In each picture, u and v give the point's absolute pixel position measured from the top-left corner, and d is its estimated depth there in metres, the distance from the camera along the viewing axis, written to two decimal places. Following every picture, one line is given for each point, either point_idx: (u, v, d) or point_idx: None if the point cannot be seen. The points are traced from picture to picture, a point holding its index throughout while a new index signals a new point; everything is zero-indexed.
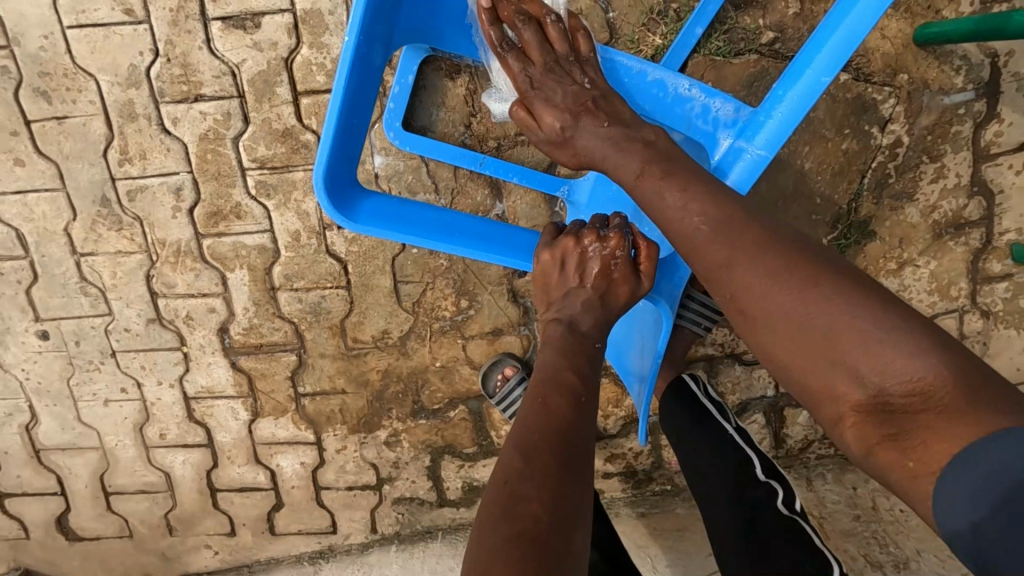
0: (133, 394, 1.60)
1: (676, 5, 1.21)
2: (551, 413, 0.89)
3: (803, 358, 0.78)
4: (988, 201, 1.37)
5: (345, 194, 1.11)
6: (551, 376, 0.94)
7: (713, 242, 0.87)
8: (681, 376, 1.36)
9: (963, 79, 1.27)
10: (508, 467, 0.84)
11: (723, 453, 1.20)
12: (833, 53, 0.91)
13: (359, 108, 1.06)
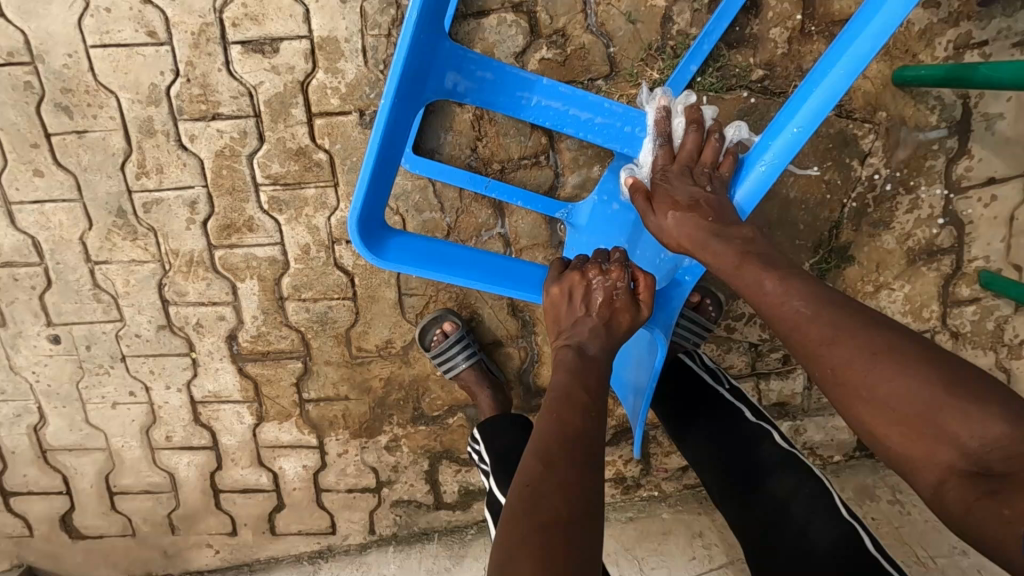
0: (141, 398, 1.65)
1: (673, 42, 1.29)
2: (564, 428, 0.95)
3: (885, 419, 0.77)
4: (959, 230, 1.47)
5: (375, 232, 1.15)
6: (562, 394, 1.00)
7: (813, 317, 0.87)
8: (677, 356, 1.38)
9: (937, 118, 1.36)
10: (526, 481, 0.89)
11: (721, 423, 1.23)
12: (828, 91, 0.99)
13: (391, 154, 1.10)
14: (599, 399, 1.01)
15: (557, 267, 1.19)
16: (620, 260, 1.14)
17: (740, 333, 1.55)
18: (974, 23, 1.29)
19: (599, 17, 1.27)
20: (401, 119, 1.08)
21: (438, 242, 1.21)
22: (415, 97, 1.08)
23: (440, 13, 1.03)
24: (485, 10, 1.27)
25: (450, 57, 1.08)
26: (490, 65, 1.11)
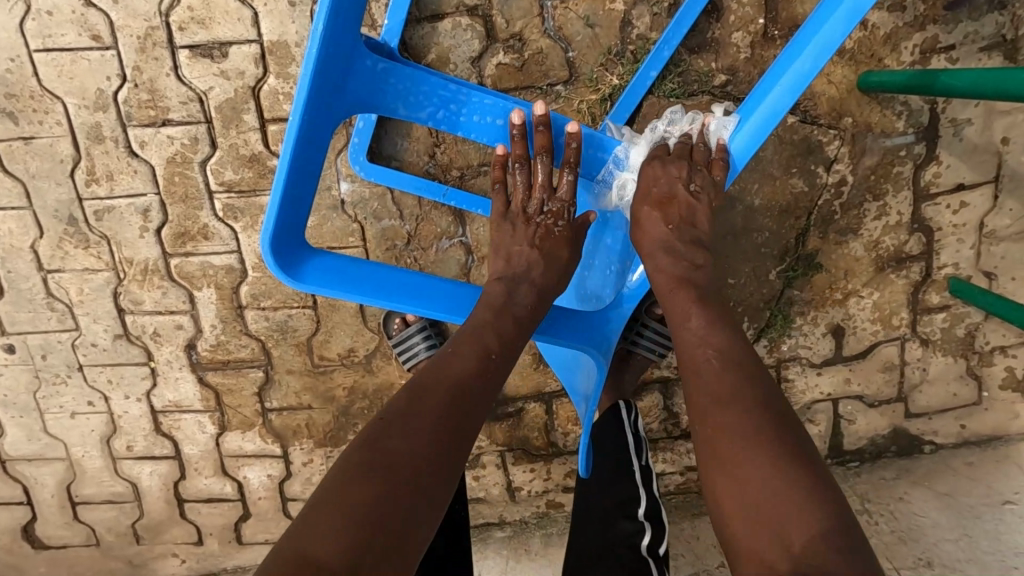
0: (100, 407, 1.62)
1: (633, 47, 1.25)
2: (453, 378, 0.95)
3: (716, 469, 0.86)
4: (928, 238, 1.44)
5: (297, 252, 1.05)
6: (471, 330, 1.03)
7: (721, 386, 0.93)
8: (619, 403, 1.45)
9: (904, 124, 1.34)
10: (387, 434, 0.86)
11: (613, 487, 1.34)
12: (777, 102, 1.01)
13: (307, 167, 1.00)
14: (506, 350, 1.04)
15: (500, 197, 1.20)
16: (568, 188, 1.15)
17: None
18: (941, 27, 1.26)
19: (556, 21, 1.24)
20: (317, 128, 0.98)
21: (363, 262, 1.10)
22: (334, 107, 0.99)
23: (358, 13, 0.95)
24: (440, 13, 1.23)
25: (373, 68, 0.99)
26: (422, 80, 1.02)
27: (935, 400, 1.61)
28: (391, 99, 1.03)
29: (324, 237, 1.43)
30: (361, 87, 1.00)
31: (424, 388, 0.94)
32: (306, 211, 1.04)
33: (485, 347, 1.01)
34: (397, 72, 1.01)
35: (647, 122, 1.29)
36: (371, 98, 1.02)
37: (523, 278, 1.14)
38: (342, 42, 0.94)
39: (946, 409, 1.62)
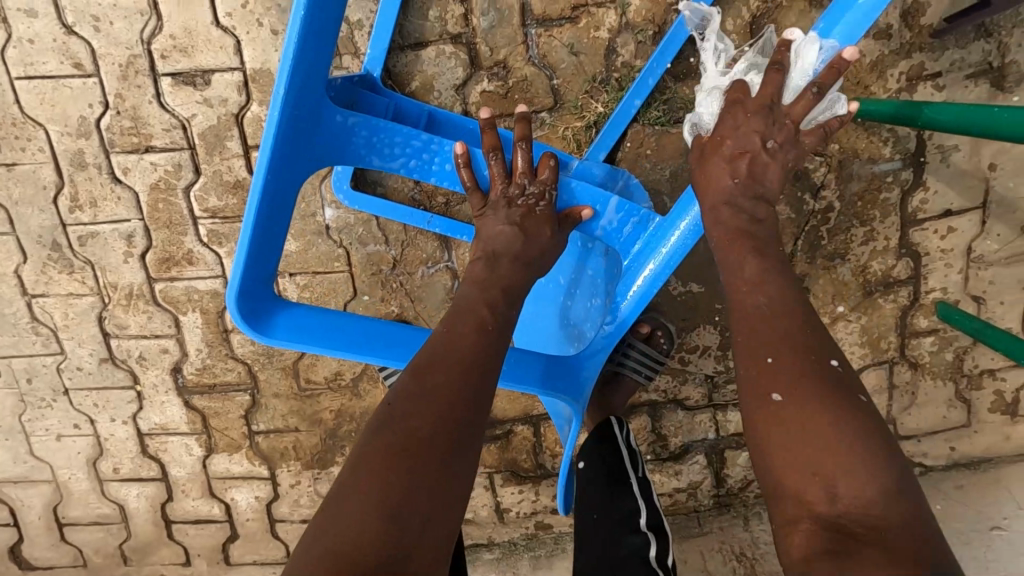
0: (86, 430, 1.61)
1: (617, 75, 1.25)
2: (459, 354, 0.87)
3: (797, 453, 0.76)
4: (915, 262, 1.44)
5: (264, 306, 1.00)
6: (462, 307, 0.95)
7: (808, 367, 0.82)
8: (608, 418, 1.41)
9: (890, 150, 1.33)
10: (402, 419, 0.78)
11: (613, 504, 1.31)
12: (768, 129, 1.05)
13: (274, 219, 0.95)
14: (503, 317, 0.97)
15: (475, 194, 1.06)
16: (550, 171, 1.05)
17: (695, 365, 1.52)
18: (927, 54, 1.25)
19: (540, 49, 1.23)
20: (285, 182, 0.94)
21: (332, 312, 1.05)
22: (302, 160, 0.95)
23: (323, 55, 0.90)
24: (423, 41, 1.22)
25: (343, 123, 0.95)
26: (394, 131, 0.98)
27: (924, 422, 1.60)
28: (360, 151, 0.99)
29: (310, 262, 1.42)
30: (329, 140, 0.96)
31: (427, 365, 0.85)
32: (274, 265, 0.98)
33: (481, 321, 0.93)
34: (368, 125, 0.97)
35: (632, 150, 1.28)
36: (339, 151, 0.98)
37: (501, 258, 1.04)
38: (311, 97, 0.91)
39: (935, 430, 1.61)
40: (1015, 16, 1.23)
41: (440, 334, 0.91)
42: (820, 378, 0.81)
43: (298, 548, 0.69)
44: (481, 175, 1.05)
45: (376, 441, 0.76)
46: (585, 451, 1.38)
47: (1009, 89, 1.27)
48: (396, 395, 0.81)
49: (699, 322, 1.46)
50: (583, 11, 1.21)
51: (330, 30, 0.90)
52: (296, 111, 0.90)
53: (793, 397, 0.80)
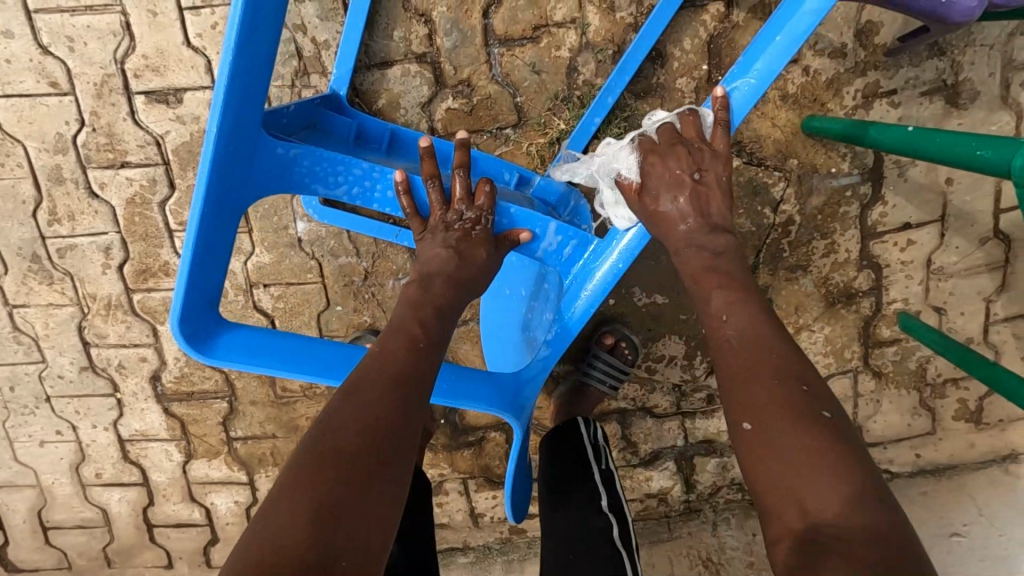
0: (68, 436, 1.65)
1: (579, 92, 1.28)
2: (389, 369, 0.86)
3: (777, 483, 0.74)
4: (877, 274, 1.46)
5: (211, 323, 0.95)
6: (394, 326, 0.93)
7: (775, 399, 0.79)
8: (575, 419, 1.43)
9: (848, 165, 1.36)
10: (330, 440, 0.77)
11: (578, 491, 1.33)
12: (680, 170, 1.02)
13: (215, 248, 0.91)
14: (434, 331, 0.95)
15: (415, 220, 0.99)
16: (486, 197, 0.99)
17: (662, 374, 1.55)
18: (881, 72, 1.28)
19: (503, 68, 1.26)
20: (226, 209, 0.90)
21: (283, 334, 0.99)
22: (241, 184, 0.90)
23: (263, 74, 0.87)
24: (389, 60, 1.25)
25: (283, 152, 0.91)
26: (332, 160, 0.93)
27: (889, 430, 1.63)
28: (302, 180, 0.94)
29: (283, 273, 1.46)
30: (270, 167, 0.92)
31: (356, 384, 0.84)
32: (216, 284, 0.94)
33: (411, 335, 0.91)
34: (310, 154, 0.92)
35: (593, 166, 1.31)
36: (280, 178, 0.93)
37: (435, 277, 0.99)
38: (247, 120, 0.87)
39: (901, 438, 1.64)
40: (967, 35, 1.26)
41: (372, 351, 0.90)
42: (792, 397, 0.78)
43: (227, 568, 0.68)
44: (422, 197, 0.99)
45: (303, 462, 0.75)
46: (551, 443, 1.40)
47: (963, 106, 1.30)
48: (325, 415, 0.81)
49: (664, 332, 1.49)
50: (545, 31, 1.24)
51: (265, 50, 0.86)
52: (232, 136, 0.86)
53: (765, 451, 0.76)
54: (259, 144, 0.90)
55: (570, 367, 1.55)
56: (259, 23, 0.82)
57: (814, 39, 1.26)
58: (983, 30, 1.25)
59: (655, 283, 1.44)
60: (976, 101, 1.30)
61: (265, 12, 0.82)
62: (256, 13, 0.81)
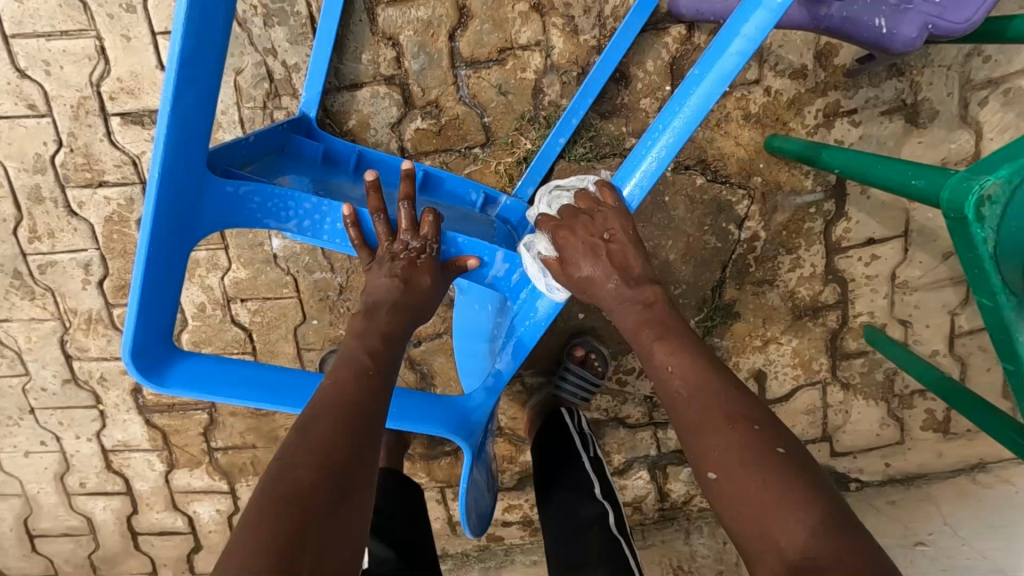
0: (52, 447, 1.68)
1: (545, 113, 1.30)
2: (342, 403, 0.76)
3: (752, 524, 0.70)
4: (842, 288, 1.49)
5: (160, 370, 0.84)
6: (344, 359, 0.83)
7: (736, 458, 0.73)
8: (559, 411, 1.46)
9: (812, 182, 1.39)
10: (286, 480, 0.66)
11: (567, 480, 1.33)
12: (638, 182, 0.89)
13: (162, 295, 0.80)
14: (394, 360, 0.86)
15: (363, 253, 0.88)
16: (432, 227, 0.88)
17: (633, 386, 1.58)
18: (841, 93, 1.31)
19: (470, 89, 1.29)
20: (171, 253, 0.80)
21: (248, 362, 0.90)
22: (184, 210, 0.79)
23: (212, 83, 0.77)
24: (358, 82, 1.28)
25: (233, 190, 0.81)
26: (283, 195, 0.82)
27: (858, 439, 1.66)
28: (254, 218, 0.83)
29: (259, 289, 1.49)
30: (219, 204, 0.82)
31: (308, 422, 0.73)
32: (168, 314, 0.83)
33: (360, 364, 0.82)
34: (262, 190, 0.82)
35: (560, 185, 1.34)
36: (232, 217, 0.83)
37: (381, 306, 0.88)
38: (192, 155, 0.77)
39: (870, 447, 1.66)
40: (925, 56, 1.28)
41: (320, 389, 0.79)
42: (752, 448, 0.73)
43: None
44: (370, 234, 0.88)
45: (255, 511, 0.63)
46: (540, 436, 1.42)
47: (923, 124, 1.33)
48: (278, 457, 0.69)
49: (634, 344, 1.52)
50: (510, 53, 1.26)
51: (210, 77, 0.77)
52: (174, 174, 0.75)
53: (736, 512, 0.72)
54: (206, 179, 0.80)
55: (543, 379, 1.59)
56: (201, 45, 0.74)
57: (774, 60, 1.29)
58: (941, 51, 1.28)
59: None
60: (935, 120, 1.32)
61: (205, 32, 0.74)
62: (197, 35, 0.73)
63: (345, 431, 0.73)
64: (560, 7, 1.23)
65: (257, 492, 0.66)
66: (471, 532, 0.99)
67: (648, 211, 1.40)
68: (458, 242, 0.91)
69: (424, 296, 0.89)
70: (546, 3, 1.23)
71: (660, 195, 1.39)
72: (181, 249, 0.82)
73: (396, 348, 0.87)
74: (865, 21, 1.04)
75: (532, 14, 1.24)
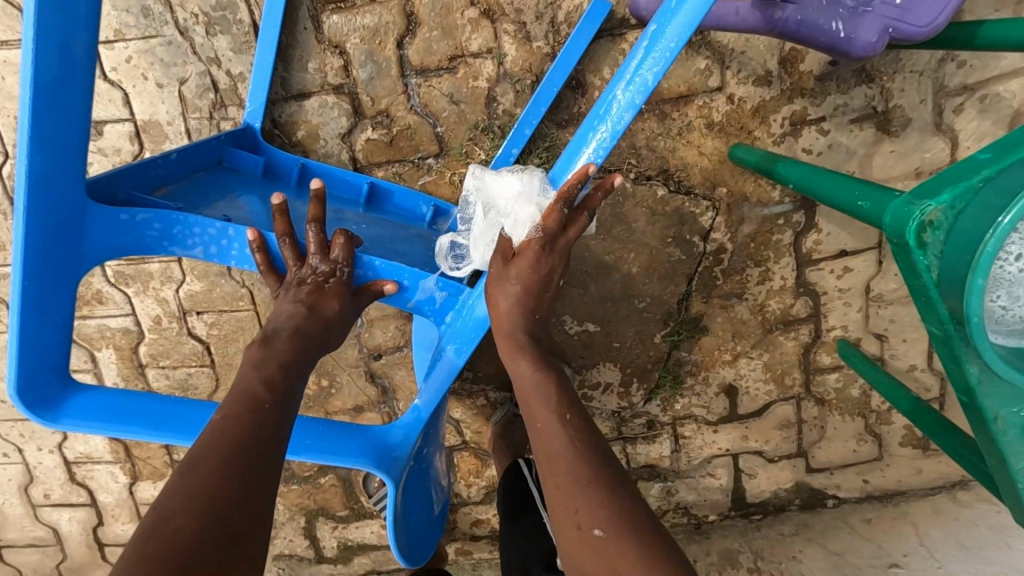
0: (15, 458, 1.67)
1: (499, 122, 1.26)
2: (232, 440, 0.73)
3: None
4: (814, 301, 1.43)
5: (54, 401, 0.84)
6: (238, 392, 0.81)
7: (595, 493, 0.76)
8: (515, 460, 1.41)
9: (780, 192, 1.34)
10: (165, 531, 0.62)
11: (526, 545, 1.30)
12: (602, 138, 0.80)
13: (49, 325, 0.80)
14: (293, 391, 0.84)
15: (270, 277, 0.88)
16: (343, 250, 0.87)
17: (599, 401, 1.54)
18: (809, 100, 1.25)
19: (422, 98, 1.25)
20: (56, 281, 0.80)
21: (145, 395, 0.89)
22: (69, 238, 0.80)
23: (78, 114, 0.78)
24: (306, 92, 1.24)
25: (126, 218, 0.81)
26: (174, 218, 0.82)
27: (836, 456, 1.60)
28: (149, 245, 0.83)
29: (215, 301, 1.46)
30: (109, 231, 0.82)
31: (196, 462, 0.70)
32: (61, 344, 0.83)
33: (257, 397, 0.80)
34: (160, 216, 0.82)
35: None
36: (126, 246, 0.83)
37: (282, 332, 0.87)
38: (68, 180, 0.78)
39: (848, 464, 1.60)
40: (896, 61, 1.22)
41: (209, 425, 0.76)
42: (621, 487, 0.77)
43: None
44: (277, 257, 0.88)
45: (128, 566, 0.59)
46: (499, 490, 1.39)
47: (895, 132, 1.27)
48: (159, 505, 0.66)
49: (598, 359, 1.48)
50: (461, 61, 1.22)
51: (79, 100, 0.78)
52: (46, 199, 0.76)
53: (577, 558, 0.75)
54: (87, 205, 0.80)
55: (507, 395, 1.54)
56: (64, 67, 0.75)
57: (737, 66, 1.24)
58: (912, 56, 1.22)
59: (586, 310, 1.43)
60: (908, 127, 1.26)
61: (64, 52, 0.74)
62: (57, 58, 0.74)
63: (236, 471, 0.71)
64: (511, 14, 1.19)
65: (129, 547, 0.62)
66: (405, 565, 1.00)
67: (608, 223, 1.36)
68: (376, 265, 0.89)
69: (328, 322, 0.89)
70: (496, 9, 1.19)
71: (621, 206, 1.35)
72: (70, 277, 0.82)
73: (296, 377, 0.85)
74: (823, 26, 0.96)
75: (482, 20, 1.19)
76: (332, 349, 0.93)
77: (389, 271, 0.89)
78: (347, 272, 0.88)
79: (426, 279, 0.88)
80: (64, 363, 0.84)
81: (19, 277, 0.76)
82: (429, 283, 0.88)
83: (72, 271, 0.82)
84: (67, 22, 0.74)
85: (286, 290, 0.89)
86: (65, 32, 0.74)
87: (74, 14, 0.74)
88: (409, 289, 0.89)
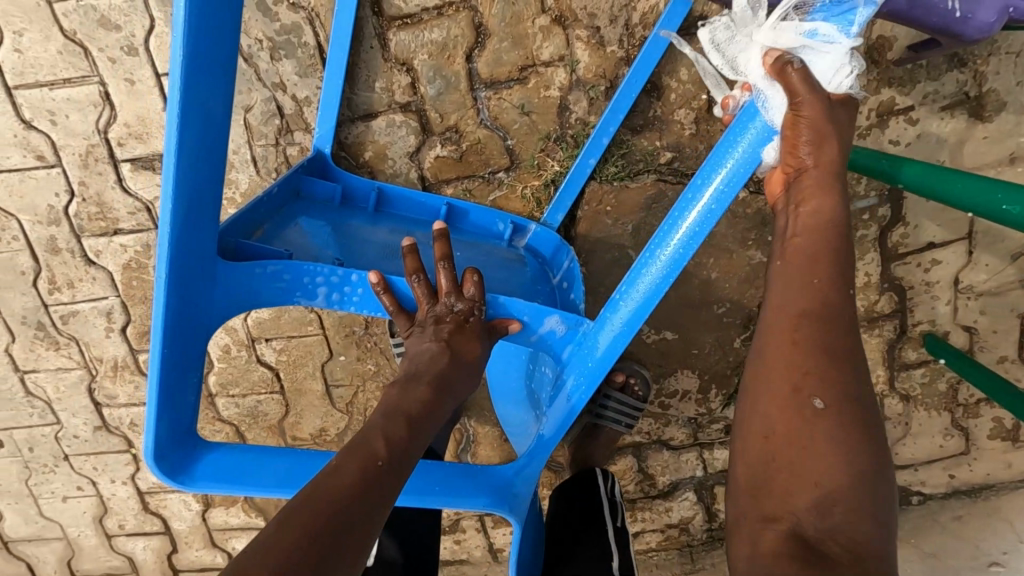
0: (88, 491, 1.67)
1: (572, 131, 1.21)
2: (334, 497, 0.68)
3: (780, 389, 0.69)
4: (899, 296, 1.39)
5: (184, 464, 0.82)
6: (356, 440, 0.77)
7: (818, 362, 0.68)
8: (596, 467, 1.37)
9: (864, 187, 1.29)
10: None
11: (588, 536, 1.26)
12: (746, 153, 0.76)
13: (184, 386, 0.79)
14: (410, 449, 0.78)
15: (399, 319, 0.87)
16: (476, 287, 0.87)
17: (676, 409, 1.50)
18: (896, 89, 1.20)
19: (491, 111, 1.21)
20: (188, 341, 0.78)
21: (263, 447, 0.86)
22: (201, 295, 0.78)
23: (207, 174, 0.76)
24: (372, 112, 1.21)
25: (258, 271, 0.79)
26: (303, 268, 0.80)
27: (920, 453, 1.55)
28: (276, 297, 0.81)
29: (284, 326, 1.44)
30: (239, 286, 0.80)
31: (295, 510, 0.66)
32: (192, 405, 0.82)
33: (374, 449, 0.75)
34: (290, 267, 0.79)
35: (591, 209, 1.26)
36: (255, 296, 0.81)
37: (414, 377, 0.86)
38: (204, 237, 0.76)
39: (934, 460, 1.55)
40: (990, 44, 1.16)
41: (325, 469, 0.73)
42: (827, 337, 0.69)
43: None
44: (405, 296, 0.86)
45: None
46: (567, 482, 1.35)
47: (988, 118, 1.21)
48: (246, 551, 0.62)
49: (676, 366, 1.44)
50: (532, 71, 1.18)
51: (212, 155, 0.76)
52: (183, 260, 0.74)
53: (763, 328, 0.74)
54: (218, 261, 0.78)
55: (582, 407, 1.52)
56: (201, 125, 0.73)
57: None
58: (1007, 37, 1.16)
59: (661, 316, 1.39)
60: (1002, 111, 1.20)
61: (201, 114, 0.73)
62: (198, 123, 0.73)
63: (326, 531, 0.65)
64: (584, 18, 1.14)
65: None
66: None
67: None
68: (500, 302, 0.87)
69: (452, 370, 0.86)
70: (568, 15, 1.14)
71: None
72: (199, 335, 0.80)
73: (419, 436, 0.80)
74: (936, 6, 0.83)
75: (554, 27, 1.15)
76: (451, 403, 0.88)
77: (511, 307, 0.88)
78: (475, 309, 0.86)
79: (551, 316, 0.87)
80: (192, 424, 0.83)
81: (157, 346, 0.75)
82: (554, 321, 0.87)
83: (204, 331, 0.80)
84: (202, 86, 0.73)
85: (417, 329, 0.89)
86: (200, 92, 0.73)
87: (204, 73, 0.73)
88: (534, 326, 0.87)
